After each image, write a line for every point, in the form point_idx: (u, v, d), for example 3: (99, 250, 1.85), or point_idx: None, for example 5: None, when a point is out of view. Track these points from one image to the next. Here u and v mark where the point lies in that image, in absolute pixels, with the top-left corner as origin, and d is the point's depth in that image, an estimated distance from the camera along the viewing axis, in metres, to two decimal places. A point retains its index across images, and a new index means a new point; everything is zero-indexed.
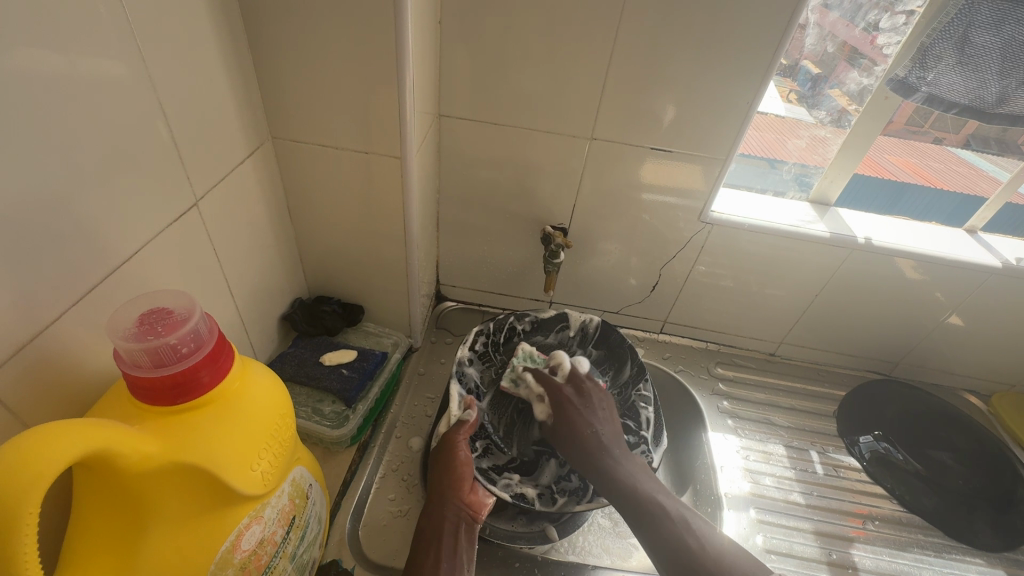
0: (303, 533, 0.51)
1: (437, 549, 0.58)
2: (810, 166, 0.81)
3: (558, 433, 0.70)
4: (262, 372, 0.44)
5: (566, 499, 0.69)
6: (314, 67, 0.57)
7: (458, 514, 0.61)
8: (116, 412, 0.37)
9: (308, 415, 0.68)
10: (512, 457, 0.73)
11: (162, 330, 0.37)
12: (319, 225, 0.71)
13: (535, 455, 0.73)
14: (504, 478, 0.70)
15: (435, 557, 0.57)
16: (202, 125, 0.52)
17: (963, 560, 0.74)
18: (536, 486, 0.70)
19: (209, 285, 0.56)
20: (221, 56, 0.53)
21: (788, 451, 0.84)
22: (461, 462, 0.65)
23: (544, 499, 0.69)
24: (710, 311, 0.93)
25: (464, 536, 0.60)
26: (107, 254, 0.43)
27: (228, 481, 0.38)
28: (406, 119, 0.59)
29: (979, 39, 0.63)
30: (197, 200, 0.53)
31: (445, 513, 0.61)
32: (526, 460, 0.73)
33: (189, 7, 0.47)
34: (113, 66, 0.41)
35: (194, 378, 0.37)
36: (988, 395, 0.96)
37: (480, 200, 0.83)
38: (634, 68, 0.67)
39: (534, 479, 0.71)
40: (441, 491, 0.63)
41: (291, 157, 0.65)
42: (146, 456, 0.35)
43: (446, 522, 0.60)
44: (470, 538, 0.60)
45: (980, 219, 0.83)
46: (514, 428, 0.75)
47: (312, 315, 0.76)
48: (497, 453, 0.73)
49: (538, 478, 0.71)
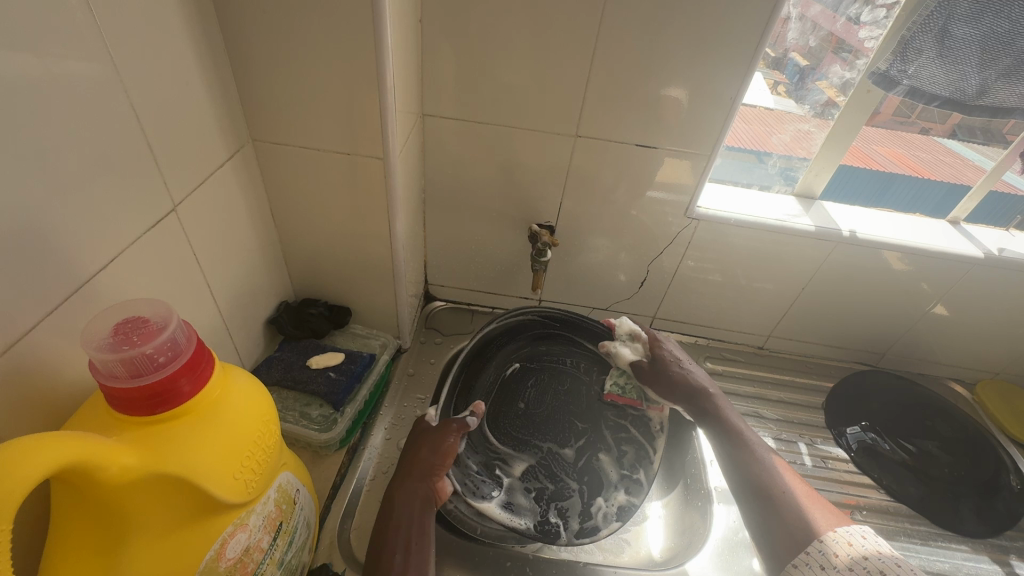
0: (291, 538, 0.51)
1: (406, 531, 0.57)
2: (795, 158, 0.82)
3: (652, 376, 0.73)
4: (244, 378, 0.44)
5: (640, 469, 0.73)
6: (293, 68, 0.56)
7: (427, 495, 0.61)
8: (92, 423, 0.37)
9: (295, 419, 0.68)
10: (578, 490, 0.71)
11: (137, 340, 0.37)
12: (302, 227, 0.71)
13: (589, 469, 0.73)
14: (598, 508, 0.69)
15: (404, 540, 0.56)
16: (178, 127, 0.51)
17: (949, 547, 0.75)
18: (618, 487, 0.71)
19: (191, 290, 0.56)
20: (197, 58, 0.52)
21: (777, 443, 0.84)
22: (450, 448, 0.65)
23: (635, 490, 0.71)
24: (699, 306, 0.93)
25: (431, 515, 0.59)
26: (83, 262, 0.43)
27: (211, 489, 0.38)
28: (389, 119, 0.59)
29: (959, 31, 0.63)
30: (175, 205, 0.52)
31: (414, 492, 0.60)
32: (586, 476, 0.72)
33: (163, 10, 0.47)
34: (87, 72, 0.40)
35: (174, 387, 0.37)
36: (973, 383, 0.98)
37: (465, 199, 0.82)
38: (618, 63, 0.66)
39: (608, 483, 0.72)
40: (414, 470, 0.63)
41: (272, 160, 0.64)
42: (124, 468, 0.34)
43: (414, 505, 0.59)
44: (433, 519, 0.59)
45: (962, 210, 0.84)
46: (554, 470, 0.72)
47: (298, 318, 0.75)
48: (562, 495, 0.70)
49: (609, 481, 0.72)
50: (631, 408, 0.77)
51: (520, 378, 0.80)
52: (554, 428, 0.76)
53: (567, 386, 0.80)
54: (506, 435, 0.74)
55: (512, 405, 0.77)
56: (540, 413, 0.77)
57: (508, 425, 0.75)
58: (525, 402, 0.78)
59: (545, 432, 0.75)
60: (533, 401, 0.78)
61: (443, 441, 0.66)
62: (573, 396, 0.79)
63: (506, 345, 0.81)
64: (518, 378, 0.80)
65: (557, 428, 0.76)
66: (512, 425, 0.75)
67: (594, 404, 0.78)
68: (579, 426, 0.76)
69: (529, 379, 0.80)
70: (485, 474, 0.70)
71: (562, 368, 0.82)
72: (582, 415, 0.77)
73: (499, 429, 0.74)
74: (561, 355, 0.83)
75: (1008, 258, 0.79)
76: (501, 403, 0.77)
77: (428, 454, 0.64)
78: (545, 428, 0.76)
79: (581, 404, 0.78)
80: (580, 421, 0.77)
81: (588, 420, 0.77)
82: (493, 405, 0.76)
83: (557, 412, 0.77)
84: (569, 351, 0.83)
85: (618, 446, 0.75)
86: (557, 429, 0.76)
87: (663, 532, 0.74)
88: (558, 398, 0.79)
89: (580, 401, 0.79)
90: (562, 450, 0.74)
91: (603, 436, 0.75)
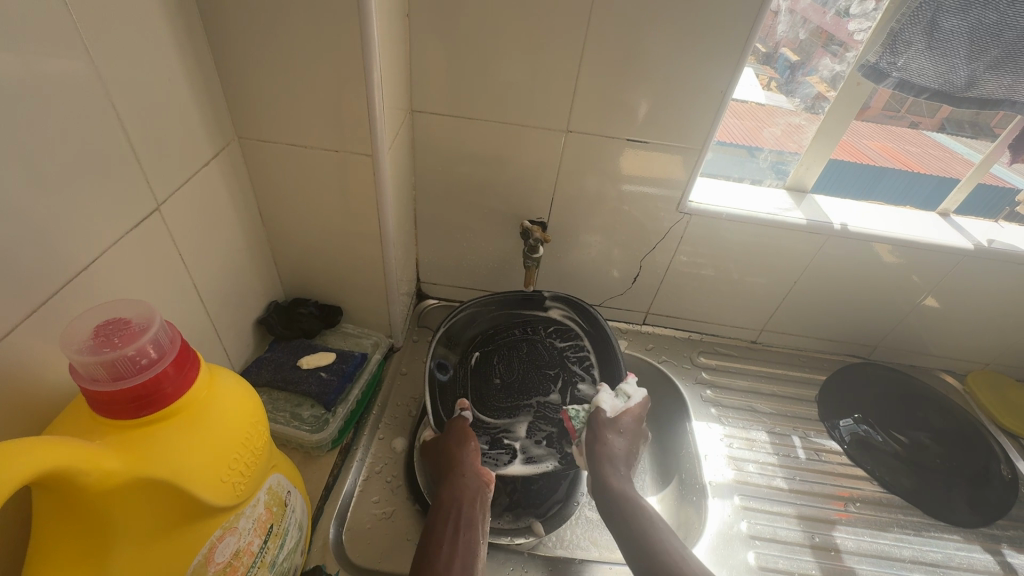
0: (282, 541, 0.50)
1: (455, 517, 0.58)
2: (786, 152, 0.82)
3: (598, 427, 0.69)
4: (230, 379, 0.43)
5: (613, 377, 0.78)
6: (279, 64, 0.55)
7: (476, 484, 0.62)
8: (73, 428, 0.36)
9: (286, 420, 0.67)
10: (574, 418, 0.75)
11: (118, 342, 0.36)
12: (291, 226, 0.70)
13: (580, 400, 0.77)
14: None
15: (453, 526, 0.57)
16: (162, 124, 0.50)
17: (941, 537, 0.75)
18: None
19: (177, 291, 0.55)
20: (180, 54, 0.51)
21: (771, 437, 0.84)
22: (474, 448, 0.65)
23: None
24: (692, 301, 0.93)
25: (481, 504, 0.60)
26: (64, 263, 0.42)
27: (198, 493, 0.37)
28: (377, 116, 0.58)
29: (948, 23, 0.62)
30: (159, 204, 0.51)
31: (462, 484, 0.61)
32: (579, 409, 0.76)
33: (145, 4, 0.46)
34: (66, 69, 0.39)
35: (158, 389, 0.36)
36: (964, 374, 0.98)
37: (456, 196, 0.82)
38: (608, 57, 0.66)
39: None
40: (455, 466, 0.63)
41: (259, 158, 0.63)
42: (108, 472, 0.33)
43: (465, 492, 0.61)
44: (483, 510, 0.60)
45: (952, 202, 0.85)
46: (548, 414, 0.75)
47: (288, 318, 0.74)
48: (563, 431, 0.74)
49: None
50: (580, 338, 0.82)
51: (484, 361, 0.80)
52: (533, 387, 0.78)
53: (526, 349, 0.81)
54: (499, 411, 0.75)
55: (488, 384, 0.77)
56: (513, 381, 0.78)
57: (499, 403, 0.76)
58: (499, 376, 0.79)
59: (526, 391, 0.77)
60: (504, 372, 0.79)
61: (467, 443, 0.66)
62: (534, 351, 0.81)
63: (461, 333, 0.80)
64: (481, 355, 0.80)
65: (535, 386, 0.78)
66: (497, 400, 0.76)
67: (555, 356, 0.81)
68: (551, 372, 0.79)
69: (492, 358, 0.80)
70: (496, 448, 0.72)
71: (517, 338, 0.82)
72: (548, 368, 0.80)
73: (488, 407, 0.75)
74: (512, 329, 0.83)
75: (997, 249, 0.80)
76: (477, 389, 0.77)
77: (460, 448, 0.65)
78: (524, 391, 0.77)
79: (545, 360, 0.81)
80: (550, 370, 0.80)
81: (555, 365, 0.80)
82: (470, 388, 0.77)
83: (527, 373, 0.79)
84: (516, 321, 0.84)
85: (586, 369, 0.80)
86: (535, 385, 0.78)
87: None
88: (523, 362, 0.80)
89: (544, 357, 0.81)
90: (548, 396, 0.77)
91: (574, 372, 0.80)
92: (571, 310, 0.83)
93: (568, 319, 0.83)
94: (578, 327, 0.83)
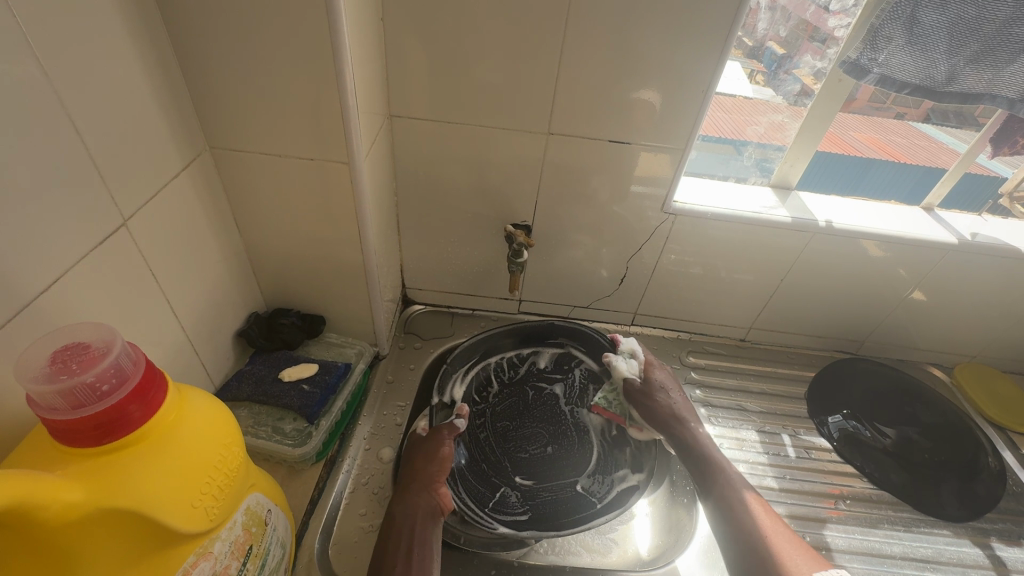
0: (262, 561, 0.49)
1: (403, 537, 0.59)
2: (770, 148, 0.81)
3: (637, 395, 0.77)
4: (203, 400, 0.42)
5: (539, 349, 0.87)
6: (248, 72, 0.54)
7: (429, 505, 0.62)
8: (35, 458, 0.35)
9: (268, 435, 0.66)
10: (572, 379, 0.85)
11: (77, 368, 0.35)
12: (269, 236, 0.68)
13: (561, 368, 0.85)
14: (586, 365, 0.85)
15: (405, 548, 0.58)
16: (124, 136, 0.48)
17: (932, 532, 0.75)
18: (579, 362, 0.86)
19: (148, 307, 0.54)
20: (142, 64, 0.49)
21: (761, 436, 0.84)
22: (446, 455, 0.67)
23: (566, 353, 0.87)
24: (679, 301, 0.93)
25: (434, 525, 0.61)
26: (17, 285, 0.40)
27: (168, 520, 0.36)
28: (351, 123, 0.57)
29: (927, 18, 0.62)
30: (125, 219, 0.49)
31: (415, 504, 0.62)
32: (588, 378, 0.84)
33: (101, 13, 0.44)
34: (14, 82, 0.38)
35: (122, 415, 0.35)
36: (951, 367, 0.99)
37: (439, 200, 0.80)
38: (588, 55, 0.65)
39: (575, 362, 0.86)
40: (416, 483, 0.64)
41: (233, 167, 0.62)
42: (69, 504, 0.32)
43: (417, 513, 0.61)
44: (436, 530, 0.61)
45: (936, 196, 0.84)
46: (569, 392, 0.83)
47: (269, 330, 0.73)
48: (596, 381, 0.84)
49: (575, 363, 0.86)
50: (496, 374, 0.84)
51: (517, 453, 0.76)
52: (545, 415, 0.80)
53: (506, 421, 0.79)
54: (586, 441, 0.78)
55: (553, 455, 0.76)
56: (548, 429, 0.79)
57: (577, 444, 0.77)
58: (545, 443, 0.77)
59: (557, 421, 0.79)
60: (538, 442, 0.77)
61: (442, 450, 0.68)
62: (500, 409, 0.80)
63: (472, 482, 0.72)
64: (509, 462, 0.75)
65: (549, 410, 0.81)
66: (572, 443, 0.77)
67: (519, 398, 0.82)
68: (529, 396, 0.82)
69: (518, 450, 0.76)
70: (624, 442, 0.78)
71: (496, 423, 0.79)
72: (529, 403, 0.82)
73: (585, 453, 0.77)
74: (478, 426, 0.78)
75: (981, 242, 0.80)
76: (555, 463, 0.75)
77: (430, 463, 0.66)
78: (552, 423, 0.79)
79: (518, 400, 0.82)
80: (530, 400, 0.82)
81: (522, 395, 0.82)
82: (564, 477, 0.74)
83: (528, 417, 0.80)
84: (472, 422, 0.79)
85: (522, 361, 0.85)
86: (546, 413, 0.80)
87: (652, 530, 0.72)
88: (526, 422, 0.79)
89: (514, 400, 0.82)
90: (557, 390, 0.83)
91: (530, 383, 0.84)
92: (464, 366, 0.83)
93: (470, 378, 0.83)
94: (475, 366, 0.83)
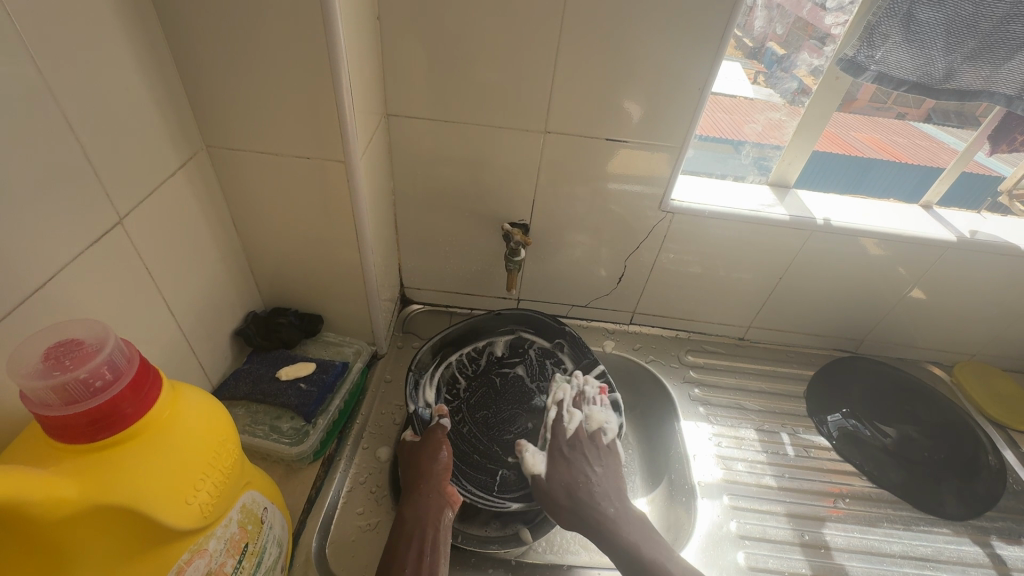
0: (259, 560, 0.49)
1: (418, 538, 0.59)
2: (768, 146, 0.81)
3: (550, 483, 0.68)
4: (197, 397, 0.42)
5: (489, 341, 0.84)
6: (245, 71, 0.54)
7: (440, 504, 0.63)
8: (29, 454, 0.35)
9: (265, 433, 0.66)
10: (530, 356, 0.83)
11: (70, 364, 0.35)
12: (266, 235, 0.68)
13: (517, 350, 0.84)
14: (536, 344, 0.84)
15: (417, 549, 0.58)
16: (120, 134, 0.48)
17: (932, 531, 0.75)
18: (534, 343, 0.85)
19: (144, 306, 0.54)
20: (137, 62, 0.49)
21: (760, 434, 0.84)
22: (445, 455, 0.67)
23: (517, 338, 0.85)
24: (678, 300, 0.92)
25: (445, 523, 0.61)
26: (13, 282, 0.40)
27: (160, 517, 0.36)
28: (347, 120, 0.57)
29: (924, 15, 0.62)
30: (121, 218, 0.50)
31: (426, 505, 0.62)
32: (543, 356, 0.83)
33: (97, 13, 0.44)
34: (10, 81, 0.38)
35: (115, 412, 0.35)
36: (951, 365, 0.98)
37: (436, 199, 0.80)
38: (584, 54, 0.65)
39: (529, 342, 0.85)
40: (421, 484, 0.64)
41: (229, 167, 0.62)
42: (61, 501, 0.32)
43: (429, 514, 0.61)
44: (447, 530, 0.61)
45: (934, 194, 0.85)
46: (532, 366, 0.82)
47: (267, 329, 0.73)
48: (550, 355, 0.84)
49: (527, 344, 0.84)
50: (459, 371, 0.80)
51: (506, 433, 0.74)
52: (516, 394, 0.79)
53: (483, 413, 0.76)
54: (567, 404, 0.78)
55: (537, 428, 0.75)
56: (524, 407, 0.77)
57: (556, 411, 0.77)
58: (528, 419, 0.76)
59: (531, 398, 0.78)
60: (520, 423, 0.76)
61: (440, 454, 0.67)
62: (474, 401, 0.78)
63: (470, 472, 0.70)
64: (500, 444, 0.73)
65: (520, 389, 0.79)
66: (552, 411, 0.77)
67: (486, 391, 0.79)
68: (499, 382, 0.80)
69: (505, 433, 0.74)
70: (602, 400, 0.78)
71: (475, 414, 0.76)
72: (498, 391, 0.79)
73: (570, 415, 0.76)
74: (458, 422, 0.75)
75: (980, 240, 0.80)
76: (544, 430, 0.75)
77: (433, 463, 0.66)
78: (527, 402, 0.78)
79: (489, 388, 0.79)
80: (499, 387, 0.79)
81: (489, 385, 0.80)
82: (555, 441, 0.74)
83: (502, 400, 0.78)
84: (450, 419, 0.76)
85: (481, 353, 0.83)
86: (516, 394, 0.79)
87: None
88: (502, 406, 0.77)
89: (485, 391, 0.79)
90: (520, 370, 0.82)
91: (493, 372, 0.81)
92: (429, 369, 0.79)
93: (437, 379, 0.79)
94: (439, 368, 0.80)
